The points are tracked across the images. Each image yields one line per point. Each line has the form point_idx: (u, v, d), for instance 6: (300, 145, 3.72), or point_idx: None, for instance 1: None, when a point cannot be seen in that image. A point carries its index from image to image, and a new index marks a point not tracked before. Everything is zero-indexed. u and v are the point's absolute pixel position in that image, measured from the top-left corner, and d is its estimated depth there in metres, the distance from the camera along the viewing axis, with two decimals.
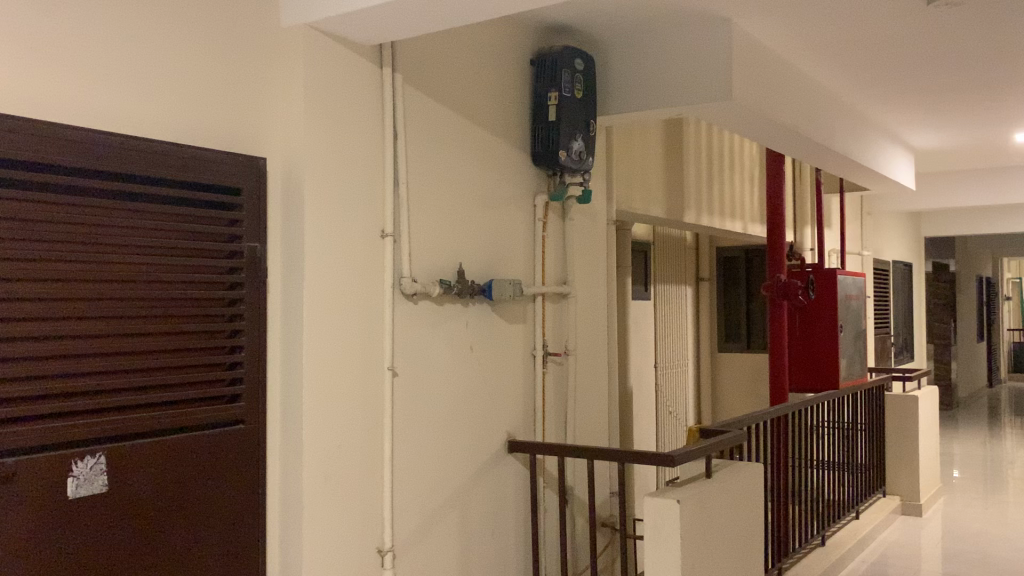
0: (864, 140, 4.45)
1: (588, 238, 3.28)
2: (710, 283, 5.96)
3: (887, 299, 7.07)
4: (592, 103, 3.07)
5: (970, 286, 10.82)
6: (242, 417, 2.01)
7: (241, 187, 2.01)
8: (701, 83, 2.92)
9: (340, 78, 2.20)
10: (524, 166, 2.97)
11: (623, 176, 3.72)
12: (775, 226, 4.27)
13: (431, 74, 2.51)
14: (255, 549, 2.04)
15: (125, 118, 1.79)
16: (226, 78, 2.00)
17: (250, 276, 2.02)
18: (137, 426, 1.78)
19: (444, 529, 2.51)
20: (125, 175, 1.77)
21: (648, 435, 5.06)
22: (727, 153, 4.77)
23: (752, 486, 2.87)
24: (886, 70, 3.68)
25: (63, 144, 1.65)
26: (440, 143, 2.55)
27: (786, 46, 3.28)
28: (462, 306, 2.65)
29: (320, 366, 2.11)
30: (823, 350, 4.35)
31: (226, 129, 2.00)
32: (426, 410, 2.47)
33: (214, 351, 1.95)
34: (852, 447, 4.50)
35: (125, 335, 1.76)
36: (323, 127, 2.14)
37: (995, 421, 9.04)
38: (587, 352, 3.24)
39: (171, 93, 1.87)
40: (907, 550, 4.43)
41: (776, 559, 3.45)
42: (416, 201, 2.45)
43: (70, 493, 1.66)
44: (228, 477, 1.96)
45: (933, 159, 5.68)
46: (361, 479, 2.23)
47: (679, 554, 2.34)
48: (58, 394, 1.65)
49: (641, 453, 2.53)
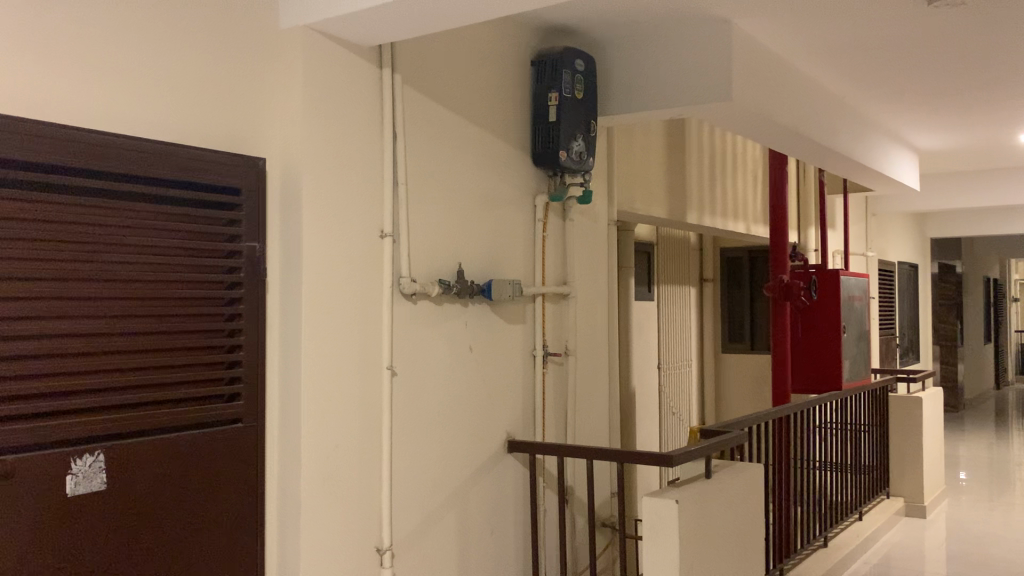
0: (867, 141, 4.44)
1: (589, 238, 3.29)
2: (713, 284, 5.96)
3: (892, 301, 7.04)
4: (592, 103, 3.08)
5: (976, 288, 10.77)
6: (241, 416, 2.02)
7: (241, 188, 2.02)
8: (701, 83, 2.92)
9: (340, 78, 2.22)
10: (524, 167, 2.98)
11: (625, 177, 3.72)
12: (778, 226, 4.26)
13: (431, 74, 2.52)
14: (254, 547, 2.05)
15: (125, 118, 1.80)
16: (225, 79, 2.02)
17: (249, 275, 2.04)
18: (136, 425, 1.79)
19: (443, 529, 2.52)
20: (125, 175, 1.78)
21: (650, 436, 5.06)
22: (730, 154, 4.77)
23: (752, 487, 2.87)
24: (889, 70, 3.67)
25: (63, 144, 1.67)
26: (440, 143, 2.56)
27: (787, 47, 3.28)
28: (461, 306, 2.65)
29: (318, 365, 2.12)
30: (827, 351, 4.34)
31: (225, 129, 2.02)
32: (425, 410, 2.48)
33: (215, 351, 1.96)
34: (856, 448, 4.48)
35: (124, 335, 1.78)
36: (322, 128, 2.15)
37: (1002, 423, 9.01)
38: (588, 352, 3.25)
39: (169, 93, 1.89)
40: (911, 552, 4.41)
41: (777, 560, 3.45)
42: (415, 201, 2.46)
43: (69, 490, 1.67)
44: (227, 476, 1.98)
45: (937, 159, 5.66)
46: (360, 478, 2.25)
47: (677, 554, 2.34)
48: (58, 393, 1.67)
49: (640, 453, 2.53)
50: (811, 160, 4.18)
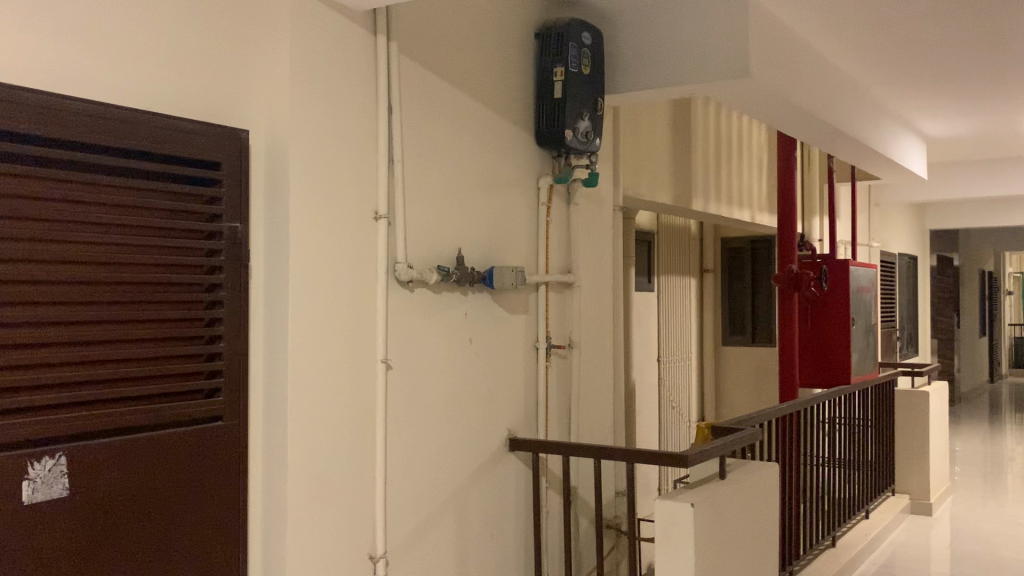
0: (878, 125, 4.29)
1: (594, 223, 3.11)
2: (714, 275, 5.79)
3: (894, 292, 6.94)
4: (599, 79, 2.88)
5: (972, 281, 10.72)
6: (221, 413, 1.83)
7: (222, 161, 1.83)
8: (715, 59, 2.75)
9: (330, 43, 2.02)
10: (528, 147, 2.81)
11: (630, 160, 3.55)
12: (786, 215, 4.08)
13: (429, 44, 2.34)
14: (235, 557, 1.85)
15: (86, 81, 1.60)
16: (202, 41, 1.81)
17: (229, 258, 1.84)
18: (103, 424, 1.60)
19: (442, 533, 2.36)
20: (93, 145, 1.59)
21: (651, 433, 4.92)
22: (735, 137, 4.59)
23: (768, 487, 2.72)
24: (906, 53, 3.51)
25: (25, 109, 1.48)
26: (440, 118, 2.38)
27: (803, 24, 3.10)
28: (461, 295, 2.48)
29: (303, 358, 1.93)
30: (835, 344, 4.18)
31: (204, 98, 1.82)
32: (423, 406, 2.30)
33: (192, 341, 1.77)
34: (863, 443, 4.35)
35: (84, 323, 1.58)
36: (312, 98, 1.96)
37: (996, 416, 8.98)
38: (592, 345, 3.09)
39: (142, 55, 1.70)
40: (917, 551, 4.29)
41: (787, 561, 3.31)
42: (412, 181, 2.27)
43: (25, 498, 1.48)
44: (206, 480, 1.79)
45: (945, 148, 5.54)
46: (351, 482, 2.07)
47: (691, 561, 2.18)
48: (9, 387, 1.47)
49: (650, 452, 2.36)
50: (820, 143, 4.03)
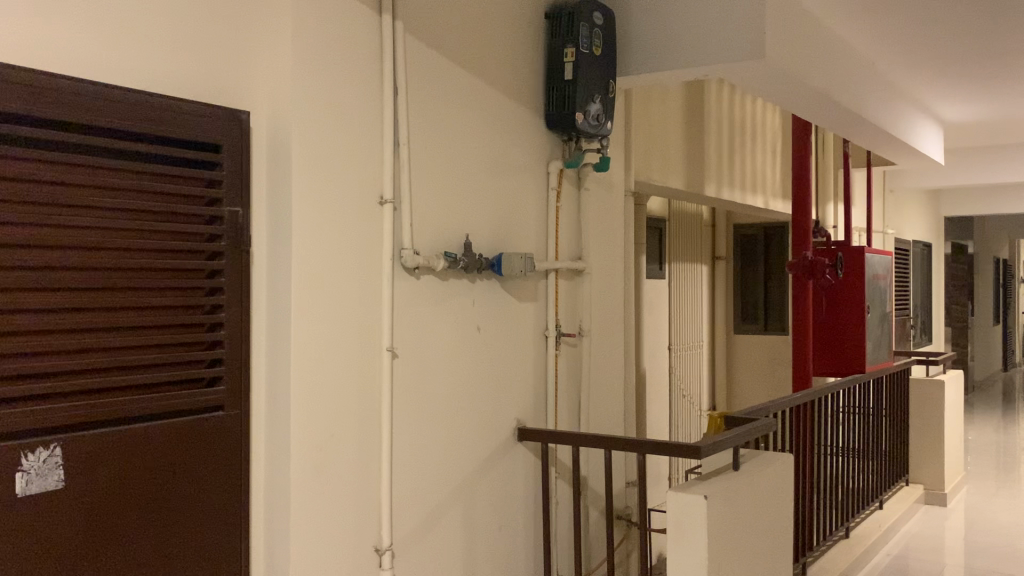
0: (895, 109, 4.20)
1: (605, 210, 3.05)
2: (726, 263, 5.73)
3: (908, 279, 6.85)
4: (610, 61, 2.80)
5: (987, 268, 10.60)
6: (222, 402, 1.78)
7: (222, 143, 1.77)
8: (730, 40, 2.67)
9: (333, 23, 1.95)
10: (538, 131, 2.75)
11: (642, 143, 3.48)
12: (801, 201, 3.99)
13: (436, 23, 2.27)
14: (236, 551, 1.81)
15: (80, 61, 1.54)
16: (200, 20, 1.75)
17: (230, 244, 1.79)
18: (100, 413, 1.56)
19: (449, 525, 2.31)
20: (88, 126, 1.54)
21: (661, 422, 4.87)
22: (749, 122, 4.51)
23: (782, 478, 2.66)
24: (927, 36, 3.41)
25: (19, 90, 1.43)
26: (447, 101, 2.32)
27: (821, 4, 3.01)
28: (469, 282, 2.42)
29: (306, 347, 1.87)
30: (850, 332, 4.11)
31: (203, 79, 1.76)
32: (429, 396, 2.25)
33: (192, 329, 1.72)
34: (877, 432, 4.28)
35: (79, 310, 1.53)
36: (315, 79, 1.90)
37: (1009, 405, 8.88)
38: (602, 333, 3.04)
39: (137, 35, 1.64)
40: (932, 542, 4.23)
41: (800, 554, 3.25)
42: (418, 163, 2.21)
43: (19, 490, 1.44)
44: (206, 470, 1.74)
45: (962, 133, 5.44)
46: (356, 473, 2.02)
47: (703, 555, 2.13)
48: (7, 375, 1.44)
49: (662, 443, 2.30)
50: (835, 128, 3.94)
